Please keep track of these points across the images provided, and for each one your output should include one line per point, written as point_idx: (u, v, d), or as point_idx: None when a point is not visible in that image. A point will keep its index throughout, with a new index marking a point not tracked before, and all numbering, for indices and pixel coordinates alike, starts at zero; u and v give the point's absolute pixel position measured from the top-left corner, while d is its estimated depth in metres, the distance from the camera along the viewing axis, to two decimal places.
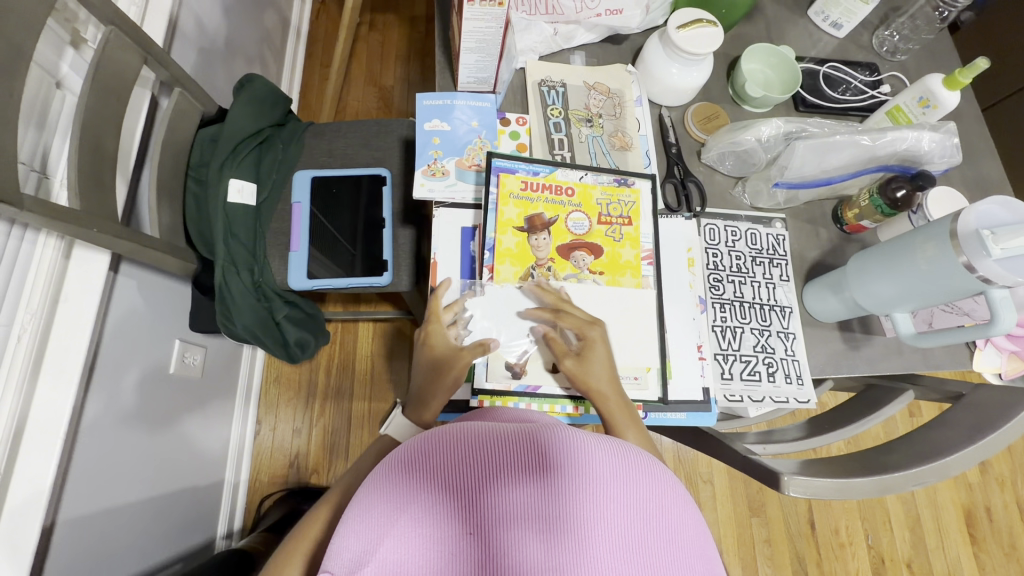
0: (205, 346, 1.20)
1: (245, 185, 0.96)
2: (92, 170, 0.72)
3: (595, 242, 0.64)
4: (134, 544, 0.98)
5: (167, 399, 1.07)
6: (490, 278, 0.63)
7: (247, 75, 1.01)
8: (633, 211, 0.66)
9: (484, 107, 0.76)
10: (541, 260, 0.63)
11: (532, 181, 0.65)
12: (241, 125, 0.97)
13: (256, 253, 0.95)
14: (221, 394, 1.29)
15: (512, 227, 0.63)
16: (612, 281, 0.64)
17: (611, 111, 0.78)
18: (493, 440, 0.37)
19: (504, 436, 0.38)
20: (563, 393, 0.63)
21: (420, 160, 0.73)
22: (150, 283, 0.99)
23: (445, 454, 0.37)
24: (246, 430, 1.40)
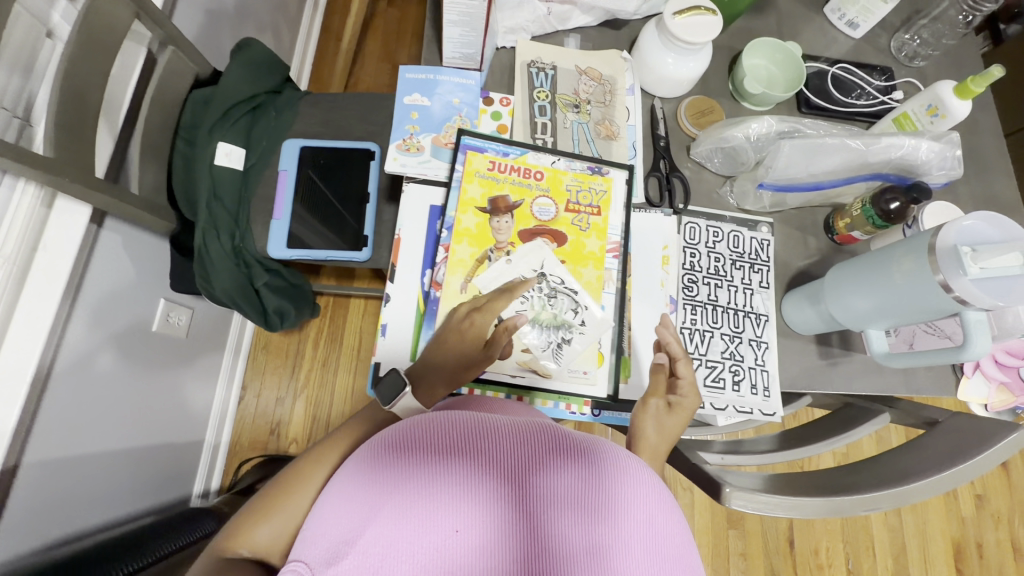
0: (192, 307, 1.21)
1: (234, 149, 0.97)
2: (71, 121, 0.72)
3: (560, 230, 0.65)
4: (104, 493, 1.00)
5: (148, 357, 1.09)
6: (445, 256, 0.63)
7: (245, 38, 1.01)
8: (602, 201, 0.67)
9: (468, 84, 0.75)
10: (500, 243, 0.63)
11: (500, 162, 0.66)
12: (234, 90, 0.98)
13: (241, 218, 0.96)
14: (206, 356, 1.31)
15: (474, 206, 0.64)
16: (573, 270, 0.64)
17: (601, 98, 0.75)
18: (462, 435, 0.41)
19: (471, 430, 0.41)
20: (507, 380, 0.61)
21: (396, 134, 0.71)
22: (136, 240, 1.00)
23: (420, 447, 0.40)
24: (231, 393, 1.42)
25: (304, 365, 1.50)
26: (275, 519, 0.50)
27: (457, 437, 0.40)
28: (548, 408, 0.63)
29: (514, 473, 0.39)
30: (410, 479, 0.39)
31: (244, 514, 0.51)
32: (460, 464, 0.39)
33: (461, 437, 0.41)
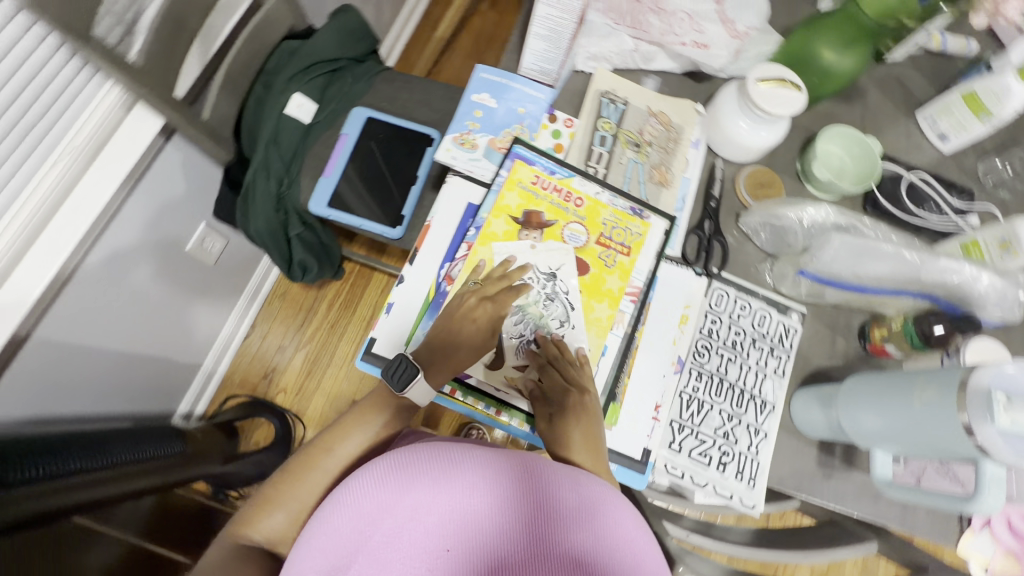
0: (228, 239, 1.26)
1: (305, 102, 1.00)
2: (169, 38, 0.77)
3: (585, 259, 0.64)
4: (96, 387, 1.04)
5: (175, 273, 1.13)
6: (466, 253, 0.63)
7: (346, 4, 1.06)
8: (635, 244, 0.65)
9: (537, 98, 0.76)
10: (523, 255, 0.62)
11: (545, 178, 0.66)
12: (323, 49, 1.03)
13: (292, 168, 1.00)
14: (227, 288, 1.35)
15: (507, 214, 0.64)
16: (587, 302, 0.63)
17: (663, 144, 0.74)
18: (440, 459, 0.42)
19: (444, 455, 0.43)
20: (492, 391, 0.60)
21: (455, 127, 0.73)
22: (195, 162, 1.05)
23: (406, 473, 0.42)
24: (239, 329, 1.46)
25: (313, 322, 1.53)
26: (279, 509, 0.57)
27: (442, 461, 0.42)
28: (527, 433, 0.61)
29: (499, 488, 0.41)
30: (397, 503, 0.41)
31: (255, 504, 0.58)
32: (446, 485, 0.41)
33: (446, 462, 0.43)
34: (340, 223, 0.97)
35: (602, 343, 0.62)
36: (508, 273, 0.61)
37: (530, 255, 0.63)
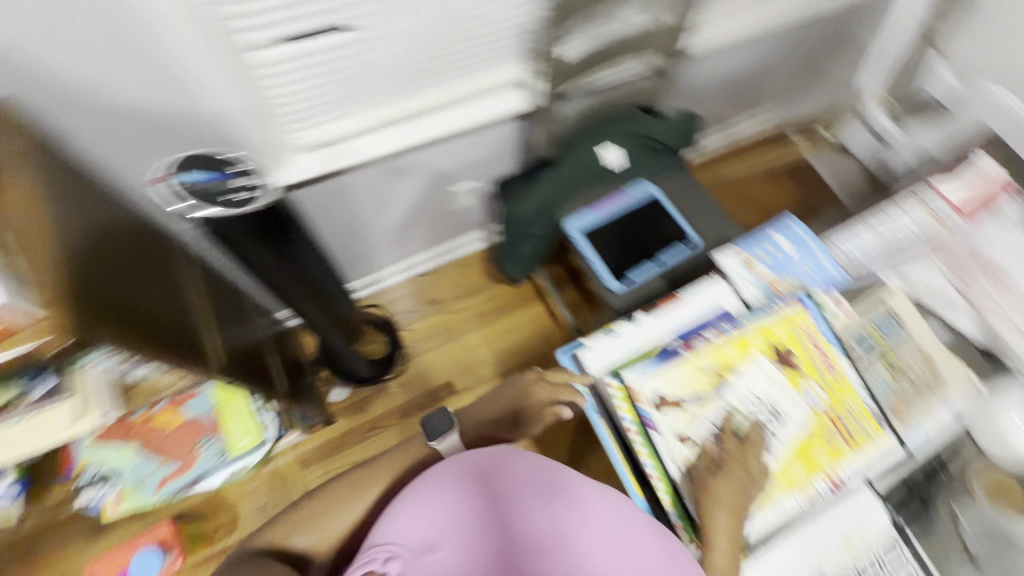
0: (475, 202, 1.48)
1: (619, 153, 1.16)
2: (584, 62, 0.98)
3: (812, 420, 0.67)
4: (330, 230, 1.28)
5: (431, 198, 1.36)
6: (716, 341, 0.70)
7: (695, 113, 1.25)
8: (861, 442, 0.67)
9: (828, 274, 0.79)
10: (765, 377, 0.68)
11: (818, 336, 0.71)
12: (658, 129, 1.20)
13: (575, 187, 1.15)
14: (441, 232, 1.57)
15: (771, 339, 0.70)
16: (793, 453, 0.66)
17: (921, 386, 0.71)
18: (493, 478, 0.64)
19: (494, 476, 0.65)
20: (664, 454, 0.65)
21: (745, 246, 0.80)
22: (509, 141, 1.28)
23: (480, 476, 0.64)
24: (420, 265, 1.67)
25: (468, 300, 1.69)
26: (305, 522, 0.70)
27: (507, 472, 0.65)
28: (663, 509, 0.65)
29: (543, 499, 0.63)
30: (476, 499, 0.63)
31: (283, 524, 0.70)
32: (508, 495, 0.63)
33: (508, 476, 0.65)
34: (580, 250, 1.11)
35: (782, 496, 0.64)
36: (722, 372, 0.68)
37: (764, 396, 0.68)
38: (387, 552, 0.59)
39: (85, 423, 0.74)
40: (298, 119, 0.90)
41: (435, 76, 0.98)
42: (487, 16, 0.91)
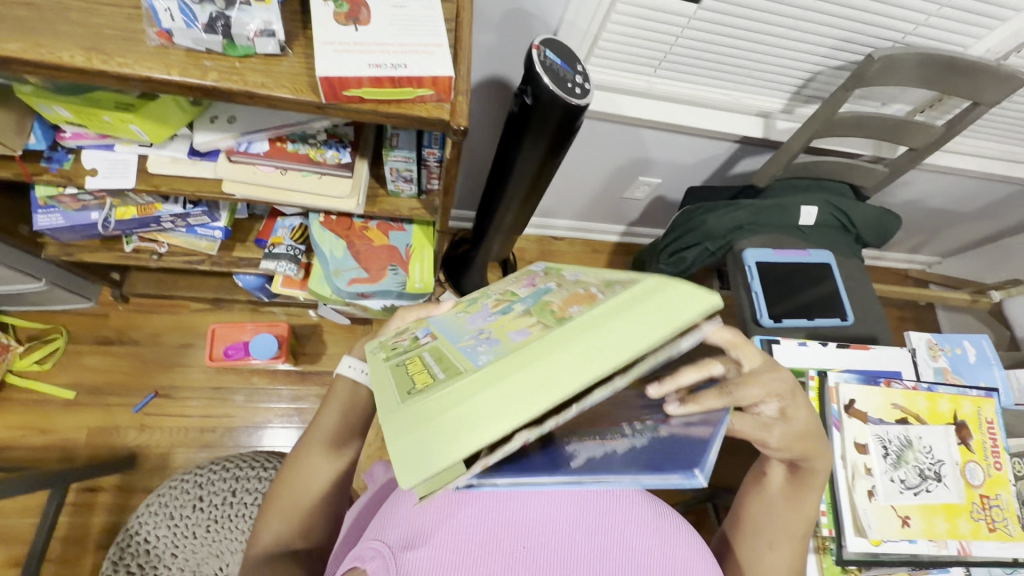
0: (645, 198, 1.58)
1: (815, 214, 1.23)
2: (854, 119, 1.07)
3: (983, 496, 0.67)
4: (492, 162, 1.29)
5: (620, 178, 1.47)
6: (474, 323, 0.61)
7: (898, 218, 1.28)
8: (1007, 535, 0.66)
9: (990, 373, 0.85)
10: (957, 436, 0.68)
11: (997, 437, 0.70)
12: (858, 210, 1.25)
13: (765, 224, 1.23)
14: (599, 211, 1.68)
15: (960, 407, 0.70)
16: (947, 514, 0.65)
17: None
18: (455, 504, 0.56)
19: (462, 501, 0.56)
20: (834, 450, 0.65)
21: (939, 337, 0.87)
22: (714, 162, 1.38)
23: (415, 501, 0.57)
24: (557, 228, 1.77)
25: None
26: (274, 519, 0.66)
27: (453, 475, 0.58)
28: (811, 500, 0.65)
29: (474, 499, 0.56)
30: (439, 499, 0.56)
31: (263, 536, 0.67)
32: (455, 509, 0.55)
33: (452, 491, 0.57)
34: (745, 278, 1.19)
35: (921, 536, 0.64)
36: (907, 413, 0.68)
37: (882, 403, 0.68)
38: (371, 552, 0.53)
39: (346, 201, 0.85)
40: (604, 52, 1.00)
41: (719, 75, 1.07)
42: (793, 52, 1.01)
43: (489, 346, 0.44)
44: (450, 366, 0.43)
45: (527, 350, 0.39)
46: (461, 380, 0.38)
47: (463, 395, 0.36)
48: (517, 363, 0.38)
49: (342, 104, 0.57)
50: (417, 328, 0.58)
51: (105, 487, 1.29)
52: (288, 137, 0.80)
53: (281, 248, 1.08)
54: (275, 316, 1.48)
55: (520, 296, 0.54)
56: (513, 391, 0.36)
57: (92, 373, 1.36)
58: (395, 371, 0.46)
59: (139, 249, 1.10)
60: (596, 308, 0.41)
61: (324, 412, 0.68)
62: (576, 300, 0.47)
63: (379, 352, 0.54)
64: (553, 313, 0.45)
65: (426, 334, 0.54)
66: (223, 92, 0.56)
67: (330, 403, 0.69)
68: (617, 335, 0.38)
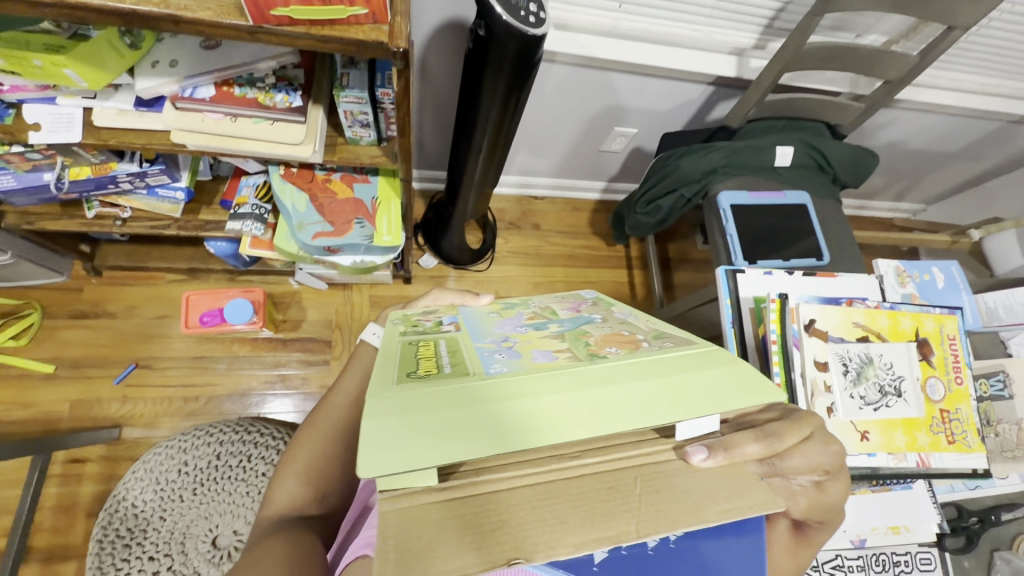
0: (622, 150, 1.55)
1: (790, 154, 1.21)
2: (825, 50, 1.04)
3: (942, 410, 0.68)
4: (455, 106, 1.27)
5: (594, 129, 1.44)
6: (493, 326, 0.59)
7: (876, 155, 1.26)
8: (965, 446, 0.67)
9: (958, 297, 0.86)
10: (918, 353, 0.69)
11: (959, 353, 0.71)
12: (834, 149, 1.24)
13: (740, 167, 1.22)
14: (576, 167, 1.65)
15: (922, 325, 0.70)
16: (907, 428, 0.66)
17: (1009, 449, 0.80)
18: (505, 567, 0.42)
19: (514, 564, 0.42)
20: (795, 370, 0.65)
21: (907, 264, 0.86)
22: (687, 108, 1.36)
23: None
24: (536, 187, 1.75)
25: (567, 238, 1.77)
26: (288, 476, 0.67)
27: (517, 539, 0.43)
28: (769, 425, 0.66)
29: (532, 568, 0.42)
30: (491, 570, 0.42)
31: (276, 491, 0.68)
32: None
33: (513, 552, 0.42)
34: (720, 221, 1.18)
35: (880, 450, 0.64)
36: (869, 331, 0.68)
37: (842, 322, 0.68)
38: None
39: (300, 148, 0.82)
40: None
41: None
42: None
43: (510, 362, 0.46)
44: (460, 366, 0.45)
45: (552, 381, 0.41)
46: (476, 389, 0.39)
47: (479, 404, 0.38)
48: (548, 392, 0.39)
49: (273, 27, 0.55)
50: (446, 320, 0.61)
51: (91, 458, 1.29)
52: (235, 82, 0.78)
53: (246, 208, 1.06)
54: (251, 284, 1.46)
55: (557, 320, 0.59)
56: (521, 420, 0.37)
57: (69, 348, 1.36)
58: (408, 352, 0.49)
59: (101, 214, 1.08)
60: (639, 363, 0.43)
61: (347, 369, 0.75)
62: (617, 341, 0.50)
63: (401, 325, 0.60)
64: (594, 350, 0.48)
65: (451, 327, 0.57)
66: (143, 16, 0.53)
67: (353, 362, 0.76)
68: (647, 396, 0.40)
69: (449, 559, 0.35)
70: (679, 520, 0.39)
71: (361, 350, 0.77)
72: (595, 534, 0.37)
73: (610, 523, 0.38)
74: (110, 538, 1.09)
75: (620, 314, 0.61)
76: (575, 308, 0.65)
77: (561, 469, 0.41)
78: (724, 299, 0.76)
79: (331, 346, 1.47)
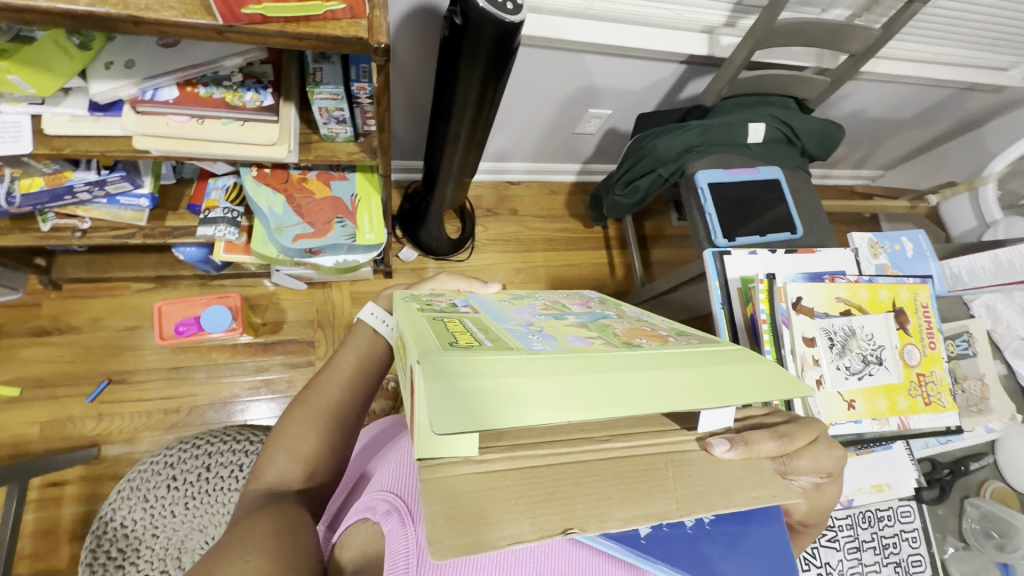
0: (596, 132, 1.55)
1: (762, 131, 1.23)
2: (793, 27, 1.06)
3: (918, 374, 0.72)
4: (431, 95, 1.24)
5: (568, 111, 1.43)
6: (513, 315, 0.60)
7: (842, 128, 1.30)
8: (940, 406, 0.72)
9: (926, 264, 0.90)
10: (895, 322, 0.73)
11: (931, 318, 0.75)
12: (804, 123, 1.27)
13: (714, 145, 1.23)
14: (551, 150, 1.64)
15: (898, 294, 0.74)
16: (888, 394, 0.70)
17: (973, 402, 0.86)
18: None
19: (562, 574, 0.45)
20: (786, 347, 0.68)
21: (879, 235, 0.90)
22: (660, 87, 1.36)
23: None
24: (512, 172, 1.73)
25: (545, 222, 1.77)
26: (280, 455, 0.65)
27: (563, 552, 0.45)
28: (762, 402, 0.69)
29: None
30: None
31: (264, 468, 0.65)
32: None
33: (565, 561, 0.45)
34: (698, 200, 1.19)
35: (865, 417, 0.68)
36: (851, 304, 0.71)
37: (826, 298, 0.70)
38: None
39: (275, 148, 0.79)
40: None
41: None
42: None
43: (550, 344, 0.48)
44: (499, 341, 0.45)
45: (605, 362, 0.43)
46: (536, 363, 0.40)
47: (537, 375, 0.39)
48: (601, 370, 0.41)
49: (244, 26, 0.52)
50: (461, 301, 0.61)
51: (70, 480, 1.24)
52: (199, 82, 0.74)
53: (217, 212, 1.01)
54: (225, 288, 1.41)
55: (573, 312, 0.62)
56: (583, 394, 0.39)
57: (33, 367, 1.28)
58: (440, 325, 0.48)
59: (58, 227, 1.02)
60: (678, 354, 0.47)
61: (342, 351, 0.75)
62: (644, 335, 0.55)
63: (415, 302, 0.58)
64: (626, 339, 0.52)
65: (470, 308, 0.57)
66: (99, 18, 0.49)
67: (348, 345, 0.75)
68: (695, 379, 0.44)
69: (502, 527, 0.37)
70: (714, 502, 0.43)
71: (357, 332, 0.76)
72: (637, 512, 0.41)
73: (654, 501, 0.42)
74: (101, 561, 1.06)
75: (631, 313, 0.67)
76: (584, 305, 0.69)
77: (596, 453, 0.46)
78: (713, 280, 0.77)
79: (315, 346, 1.44)
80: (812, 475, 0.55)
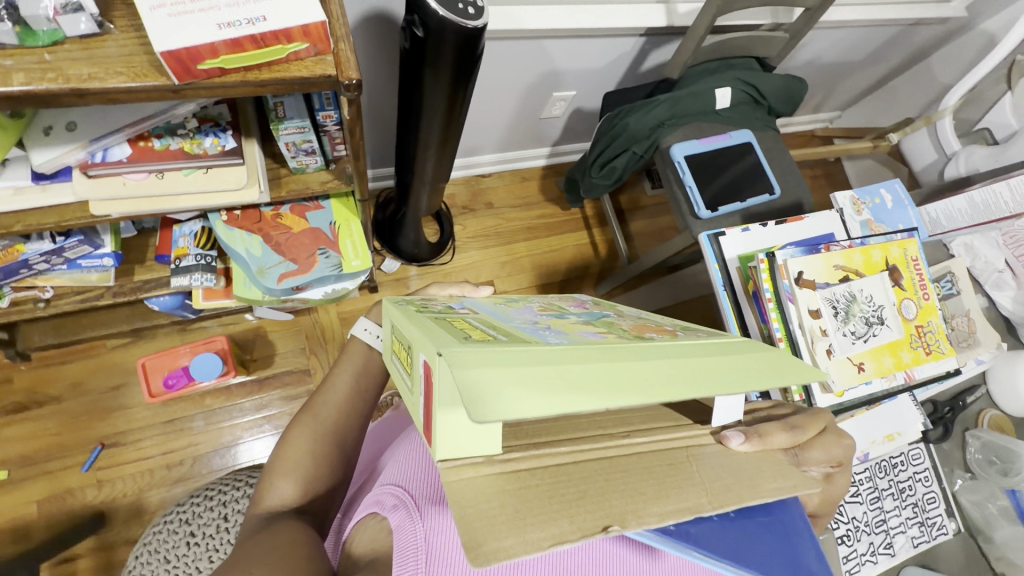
0: (563, 114, 1.52)
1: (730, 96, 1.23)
2: None
3: (916, 326, 0.75)
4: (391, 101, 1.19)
5: (532, 98, 1.40)
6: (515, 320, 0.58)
7: (804, 80, 1.31)
8: (939, 354, 0.75)
9: (906, 212, 0.93)
10: (891, 280, 0.75)
11: (922, 271, 0.78)
12: (769, 82, 1.27)
13: (685, 116, 1.22)
14: (519, 138, 1.61)
15: (889, 253, 0.76)
16: (892, 351, 0.72)
17: (963, 339, 0.90)
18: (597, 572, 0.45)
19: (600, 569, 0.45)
20: (793, 323, 0.69)
21: (860, 192, 0.92)
22: (621, 62, 1.34)
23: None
24: (482, 165, 1.70)
25: (522, 211, 1.75)
26: (281, 479, 0.62)
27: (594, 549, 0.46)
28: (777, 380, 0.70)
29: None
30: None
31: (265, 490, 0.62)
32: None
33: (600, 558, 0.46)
34: (676, 173, 1.19)
35: (873, 377, 0.71)
36: (849, 270, 0.73)
37: (826, 267, 0.71)
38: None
39: (244, 192, 0.74)
40: None
41: None
42: None
43: (562, 337, 0.45)
44: (513, 335, 0.41)
45: (628, 350, 0.41)
46: (559, 351, 0.37)
47: (570, 360, 0.36)
48: (630, 357, 0.39)
49: (203, 82, 0.48)
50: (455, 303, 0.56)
51: (80, 552, 1.19)
52: (152, 134, 0.68)
53: (189, 260, 0.96)
54: (207, 331, 1.35)
55: (572, 312, 0.61)
56: (616, 378, 0.36)
57: (17, 444, 1.22)
58: (442, 323, 0.43)
59: (19, 300, 0.95)
60: (695, 343, 0.46)
61: (337, 368, 0.73)
62: (649, 329, 0.54)
63: (408, 303, 0.52)
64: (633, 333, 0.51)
65: (467, 309, 0.53)
66: (40, 96, 0.44)
67: (342, 363, 0.74)
68: (722, 361, 0.42)
69: (542, 527, 0.34)
70: (741, 492, 0.43)
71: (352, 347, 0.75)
72: (671, 506, 0.39)
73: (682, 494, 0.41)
74: None
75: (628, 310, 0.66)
76: (578, 304, 0.67)
77: (616, 449, 0.45)
78: (712, 264, 0.78)
79: (310, 374, 1.40)
80: (821, 464, 0.56)
